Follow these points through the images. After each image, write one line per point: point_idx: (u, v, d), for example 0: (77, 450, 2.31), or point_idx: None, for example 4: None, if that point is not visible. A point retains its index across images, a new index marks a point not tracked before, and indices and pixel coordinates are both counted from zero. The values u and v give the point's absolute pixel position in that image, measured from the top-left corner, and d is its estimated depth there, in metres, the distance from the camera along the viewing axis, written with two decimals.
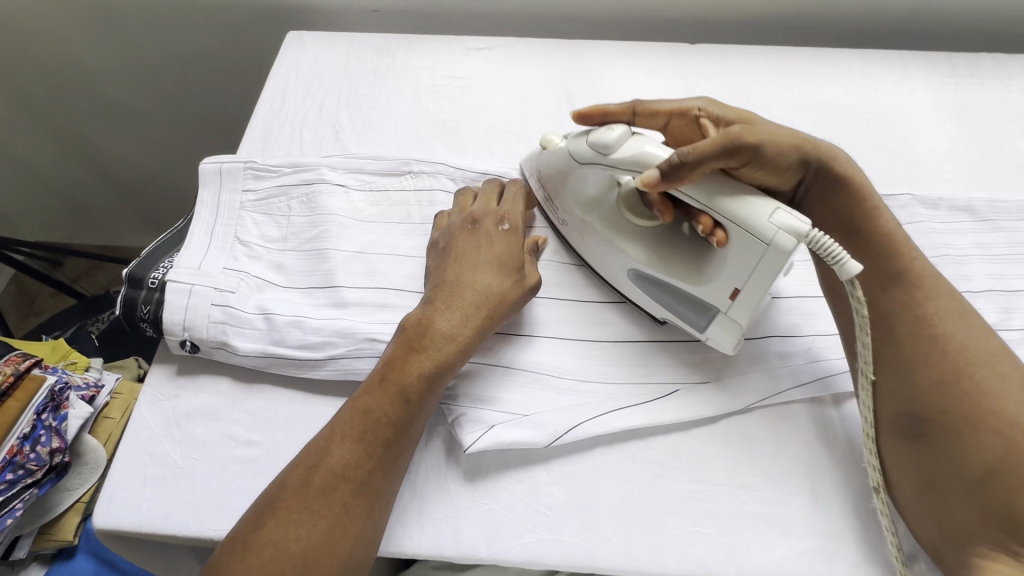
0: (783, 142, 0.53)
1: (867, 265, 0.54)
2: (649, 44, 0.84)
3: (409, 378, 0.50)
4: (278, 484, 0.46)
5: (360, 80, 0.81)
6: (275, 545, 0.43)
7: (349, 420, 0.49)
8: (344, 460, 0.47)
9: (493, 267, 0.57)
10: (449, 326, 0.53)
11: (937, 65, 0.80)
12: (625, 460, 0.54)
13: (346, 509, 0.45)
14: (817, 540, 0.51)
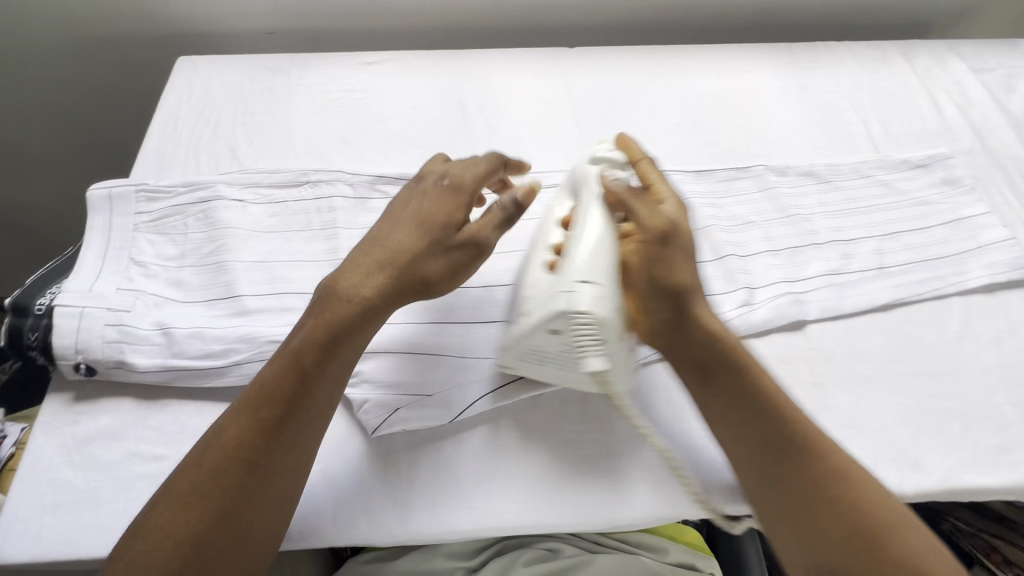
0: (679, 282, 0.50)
1: (765, 421, 0.49)
2: (531, 50, 0.91)
3: (304, 345, 0.48)
4: (177, 469, 0.46)
5: (255, 99, 0.83)
6: (164, 528, 0.43)
7: (246, 392, 0.48)
8: (236, 438, 0.46)
9: (416, 217, 0.52)
10: (348, 285, 0.50)
11: (780, 54, 0.91)
12: (527, 427, 0.58)
13: (240, 488, 0.45)
14: (699, 474, 0.56)
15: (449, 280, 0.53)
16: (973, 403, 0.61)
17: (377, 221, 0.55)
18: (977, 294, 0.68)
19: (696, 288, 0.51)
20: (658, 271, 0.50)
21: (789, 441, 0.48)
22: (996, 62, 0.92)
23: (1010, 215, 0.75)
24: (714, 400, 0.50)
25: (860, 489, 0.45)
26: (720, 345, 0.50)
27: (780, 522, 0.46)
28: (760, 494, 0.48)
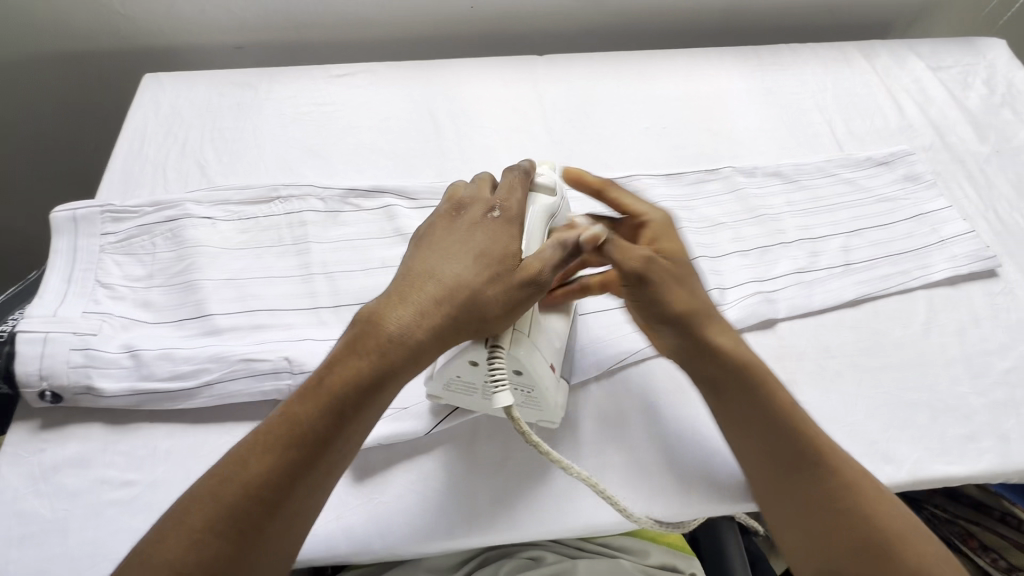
0: (684, 306, 0.52)
1: (773, 427, 0.50)
2: (502, 58, 0.92)
3: (344, 386, 0.45)
4: (184, 499, 0.43)
5: (223, 114, 0.82)
6: (170, 566, 0.40)
7: (273, 426, 0.44)
8: (261, 481, 0.42)
9: (468, 252, 0.50)
10: (393, 318, 0.46)
11: (745, 57, 0.93)
12: (503, 435, 0.59)
13: (258, 531, 0.42)
14: (674, 475, 0.57)
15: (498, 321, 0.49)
16: (939, 394, 0.62)
17: (420, 245, 0.52)
18: (941, 286, 0.70)
19: (700, 310, 0.53)
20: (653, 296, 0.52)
21: (796, 453, 0.49)
22: (953, 59, 0.94)
23: (970, 208, 0.77)
24: (727, 409, 0.52)
25: (861, 492, 0.48)
26: (727, 362, 0.52)
27: (792, 521, 0.49)
28: (771, 494, 0.50)
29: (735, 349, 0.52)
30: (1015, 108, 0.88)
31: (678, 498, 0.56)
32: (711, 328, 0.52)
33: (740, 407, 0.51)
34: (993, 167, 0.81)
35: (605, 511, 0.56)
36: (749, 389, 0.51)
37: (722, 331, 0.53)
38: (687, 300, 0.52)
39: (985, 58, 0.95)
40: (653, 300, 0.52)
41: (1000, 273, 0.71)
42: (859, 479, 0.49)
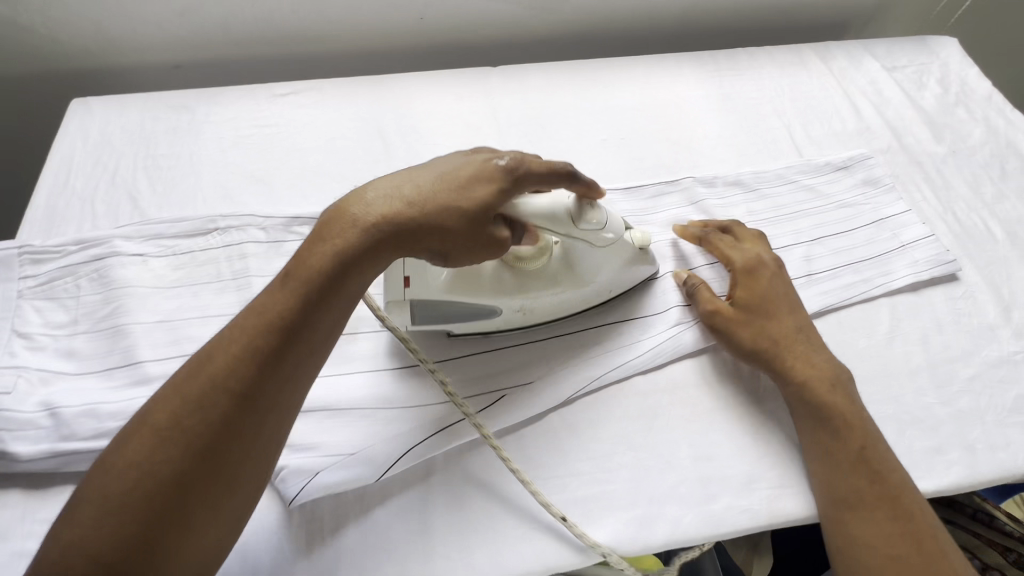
0: (773, 332, 0.60)
1: (851, 458, 0.54)
2: (455, 71, 0.88)
3: (309, 280, 0.45)
4: (148, 404, 0.43)
5: (158, 140, 0.78)
6: (139, 466, 0.40)
7: (236, 325, 0.45)
8: (225, 370, 0.43)
9: (445, 178, 0.50)
10: (357, 216, 0.47)
11: (703, 62, 0.91)
12: (458, 477, 0.56)
13: (226, 424, 0.42)
14: (639, 508, 0.55)
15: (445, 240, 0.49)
16: (905, 406, 0.61)
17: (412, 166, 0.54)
18: (904, 292, 0.69)
19: (787, 340, 0.60)
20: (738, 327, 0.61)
21: (864, 493, 0.52)
22: (907, 59, 0.94)
23: (929, 211, 0.76)
24: (808, 433, 0.57)
25: (920, 529, 0.51)
26: (822, 385, 0.57)
27: (850, 546, 0.51)
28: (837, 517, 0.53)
29: (818, 376, 0.58)
30: (969, 107, 0.88)
31: (643, 532, 0.54)
32: (783, 358, 0.59)
33: (818, 435, 0.56)
34: (950, 168, 0.80)
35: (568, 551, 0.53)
36: (828, 422, 0.56)
37: (801, 359, 0.59)
38: (764, 334, 0.60)
39: (938, 57, 0.95)
40: (737, 332, 0.60)
41: (961, 276, 0.70)
42: (924, 529, 0.51)
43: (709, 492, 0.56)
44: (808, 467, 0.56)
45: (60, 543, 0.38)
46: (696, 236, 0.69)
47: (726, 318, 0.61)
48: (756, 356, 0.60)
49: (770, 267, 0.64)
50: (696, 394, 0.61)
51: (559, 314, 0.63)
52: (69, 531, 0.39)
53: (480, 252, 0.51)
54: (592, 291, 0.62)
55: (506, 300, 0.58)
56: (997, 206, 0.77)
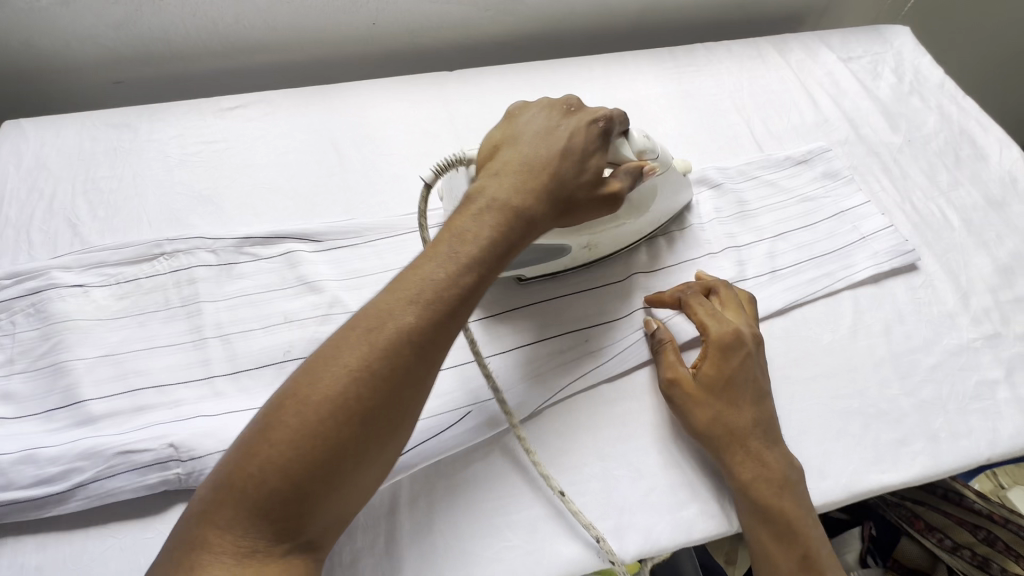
0: (728, 420, 0.55)
1: (782, 530, 0.52)
2: (409, 77, 0.86)
3: (480, 244, 0.47)
4: (329, 343, 0.42)
5: (98, 162, 0.74)
6: (329, 400, 0.40)
7: (411, 276, 0.45)
8: (412, 323, 0.43)
9: (570, 142, 0.54)
10: (514, 188, 0.50)
11: (662, 59, 0.91)
12: (427, 498, 0.54)
13: (408, 374, 0.42)
14: (612, 520, 0.54)
15: (573, 209, 0.53)
16: (870, 398, 0.61)
17: (512, 128, 0.56)
18: (866, 284, 0.69)
19: (744, 429, 0.55)
20: (693, 410, 0.56)
21: (790, 563, 0.52)
22: (863, 49, 0.95)
23: (888, 200, 0.77)
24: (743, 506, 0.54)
25: None
26: (762, 467, 0.54)
27: None
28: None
29: (766, 460, 0.54)
30: (923, 95, 0.89)
31: (616, 544, 0.53)
32: (733, 451, 0.55)
33: (752, 511, 0.53)
34: (907, 156, 0.81)
35: (541, 569, 0.52)
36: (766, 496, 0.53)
37: (750, 460, 0.54)
38: (719, 422, 0.55)
39: (892, 46, 0.96)
40: (692, 414, 0.56)
41: (920, 265, 0.71)
42: None
43: (681, 499, 0.56)
44: (755, 561, 0.54)
45: (249, 460, 0.39)
46: (675, 295, 0.64)
47: (680, 391, 0.57)
48: (705, 439, 0.56)
49: (747, 346, 0.58)
50: (666, 398, 0.61)
51: (618, 248, 0.67)
52: (262, 451, 0.39)
53: (597, 210, 0.55)
54: (646, 221, 0.67)
55: (579, 240, 0.61)
56: (952, 193, 0.78)
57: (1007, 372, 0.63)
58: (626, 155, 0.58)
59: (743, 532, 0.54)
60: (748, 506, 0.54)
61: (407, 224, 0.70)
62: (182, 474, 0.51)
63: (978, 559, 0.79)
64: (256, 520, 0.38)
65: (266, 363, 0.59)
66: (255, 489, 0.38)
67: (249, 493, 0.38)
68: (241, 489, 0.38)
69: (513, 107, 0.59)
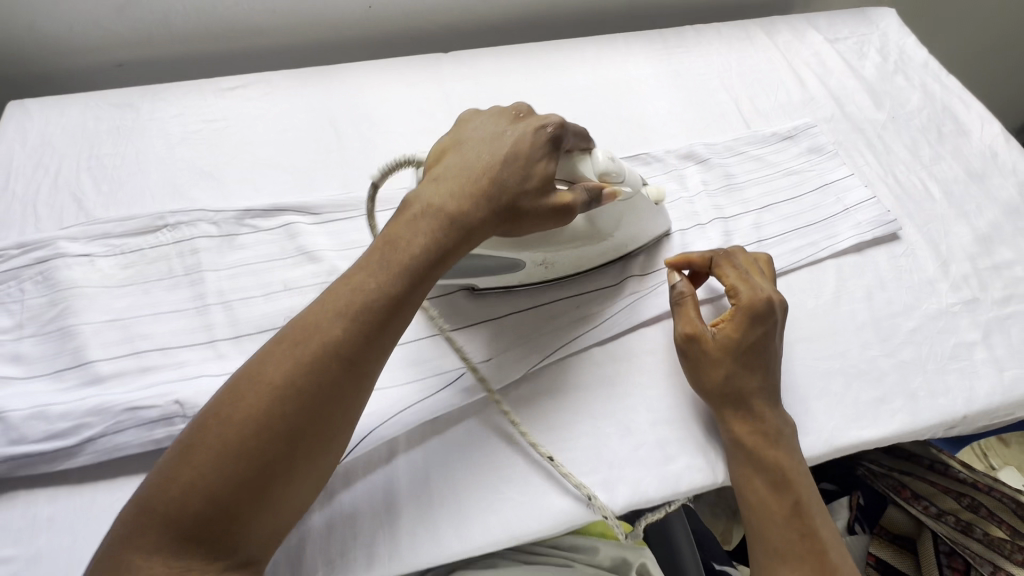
0: (742, 382, 0.57)
1: (773, 479, 0.55)
2: (404, 59, 0.88)
3: (409, 255, 0.47)
4: (257, 362, 0.43)
5: (101, 140, 0.76)
6: (252, 419, 0.41)
7: (339, 294, 0.46)
8: (335, 341, 0.44)
9: (512, 146, 0.52)
10: (447, 200, 0.49)
11: (652, 41, 0.93)
12: (428, 454, 0.57)
13: (333, 389, 0.43)
14: (602, 473, 0.56)
15: (515, 220, 0.51)
16: (852, 360, 0.63)
17: (456, 137, 0.55)
18: (849, 253, 0.71)
19: (749, 386, 0.57)
20: (708, 370, 0.58)
21: (781, 511, 0.54)
22: (849, 31, 0.97)
23: (871, 174, 0.79)
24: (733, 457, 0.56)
25: (827, 553, 0.52)
26: (753, 423, 0.56)
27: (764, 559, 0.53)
28: (757, 531, 0.54)
29: (760, 415, 0.56)
30: (907, 74, 0.91)
31: (605, 496, 0.55)
32: (734, 408, 0.57)
33: (743, 462, 0.56)
34: (890, 132, 0.83)
35: (535, 519, 0.54)
36: (756, 447, 0.55)
37: (748, 415, 0.57)
38: (733, 383, 0.57)
39: (878, 28, 0.98)
40: (704, 373, 0.58)
41: (902, 235, 0.73)
42: (829, 550, 0.52)
43: (670, 453, 0.58)
44: (744, 515, 0.56)
45: (175, 480, 0.40)
46: (707, 256, 0.63)
47: (697, 347, 0.58)
48: (709, 395, 0.58)
49: (772, 317, 0.58)
50: (653, 360, 0.63)
51: (577, 268, 0.66)
52: (187, 471, 0.40)
53: (544, 221, 0.53)
54: (609, 247, 0.65)
55: (530, 255, 0.60)
56: (934, 166, 0.80)
57: (985, 334, 0.66)
58: (580, 171, 0.56)
59: (734, 484, 0.56)
60: (741, 457, 0.56)
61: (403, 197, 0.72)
62: None
63: (961, 524, 0.81)
64: (182, 539, 0.39)
65: (267, 328, 0.61)
66: (179, 509, 0.39)
67: (174, 513, 0.39)
68: (166, 508, 0.39)
69: (464, 113, 0.58)
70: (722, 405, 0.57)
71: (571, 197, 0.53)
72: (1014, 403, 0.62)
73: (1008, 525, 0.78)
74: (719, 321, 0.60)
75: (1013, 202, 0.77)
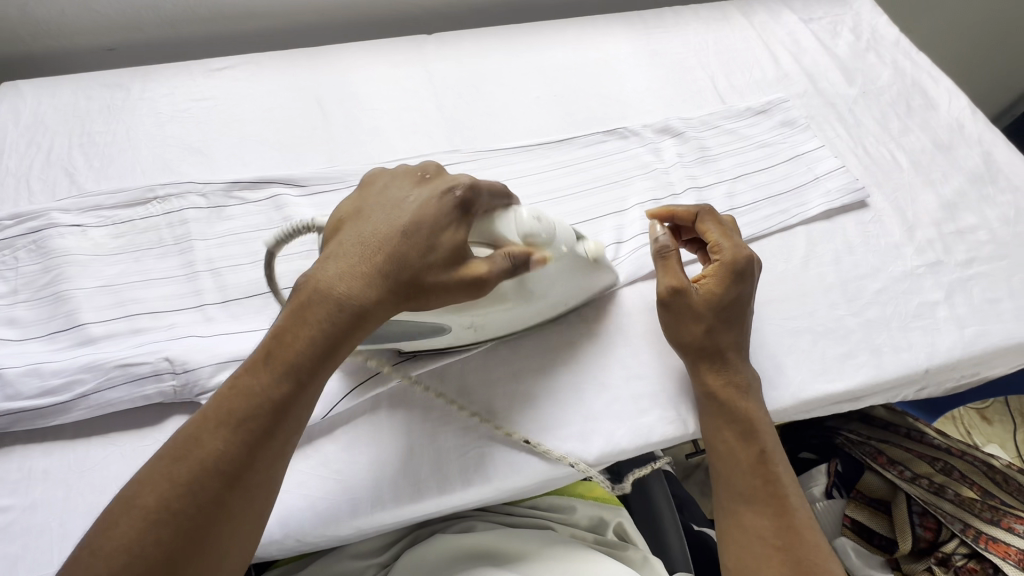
0: (719, 337, 0.59)
1: (739, 428, 0.57)
2: (390, 41, 0.90)
3: (298, 351, 0.44)
4: (133, 484, 0.40)
5: (93, 118, 0.78)
6: (121, 553, 0.37)
7: (224, 398, 0.43)
8: (219, 452, 0.41)
9: (412, 214, 0.48)
10: (343, 280, 0.46)
11: (631, 22, 0.95)
12: (405, 412, 0.59)
13: (218, 505, 0.40)
14: (576, 426, 0.59)
15: (427, 289, 0.47)
16: (818, 318, 0.66)
17: (357, 203, 0.51)
18: (818, 220, 0.74)
19: (722, 340, 0.59)
20: (688, 320, 0.59)
21: (745, 458, 0.56)
22: (823, 11, 1.00)
23: (842, 146, 0.81)
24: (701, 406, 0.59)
25: (787, 495, 0.55)
26: (723, 376, 0.58)
27: (729, 502, 0.56)
28: (722, 476, 0.57)
29: (728, 369, 0.59)
30: (879, 52, 0.94)
31: (579, 447, 0.58)
32: (705, 361, 0.59)
33: (713, 410, 0.58)
34: (860, 107, 0.86)
35: (510, 470, 0.57)
36: (724, 399, 0.58)
37: (719, 368, 0.59)
38: (710, 338, 0.59)
39: (851, 8, 1.01)
40: (683, 323, 0.60)
41: (870, 202, 0.75)
42: (790, 494, 0.55)
43: (642, 406, 0.60)
44: (711, 460, 0.58)
45: None
46: (692, 211, 0.64)
47: (685, 302, 0.59)
48: (684, 348, 0.60)
49: (749, 275, 0.60)
50: (626, 321, 0.65)
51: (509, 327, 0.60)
52: None
53: (455, 294, 0.48)
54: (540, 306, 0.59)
55: (453, 319, 0.54)
56: (902, 138, 0.82)
57: (947, 294, 0.68)
58: (496, 231, 0.51)
59: (704, 432, 0.59)
60: (710, 407, 0.58)
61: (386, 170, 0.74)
62: (176, 385, 0.55)
63: (935, 486, 0.83)
64: None
65: (254, 293, 0.63)
66: None
67: None
68: None
69: (368, 173, 0.55)
70: (697, 359, 0.59)
71: (484, 267, 0.48)
72: (974, 357, 0.65)
73: (979, 486, 0.82)
74: (703, 275, 0.61)
75: (978, 171, 0.79)
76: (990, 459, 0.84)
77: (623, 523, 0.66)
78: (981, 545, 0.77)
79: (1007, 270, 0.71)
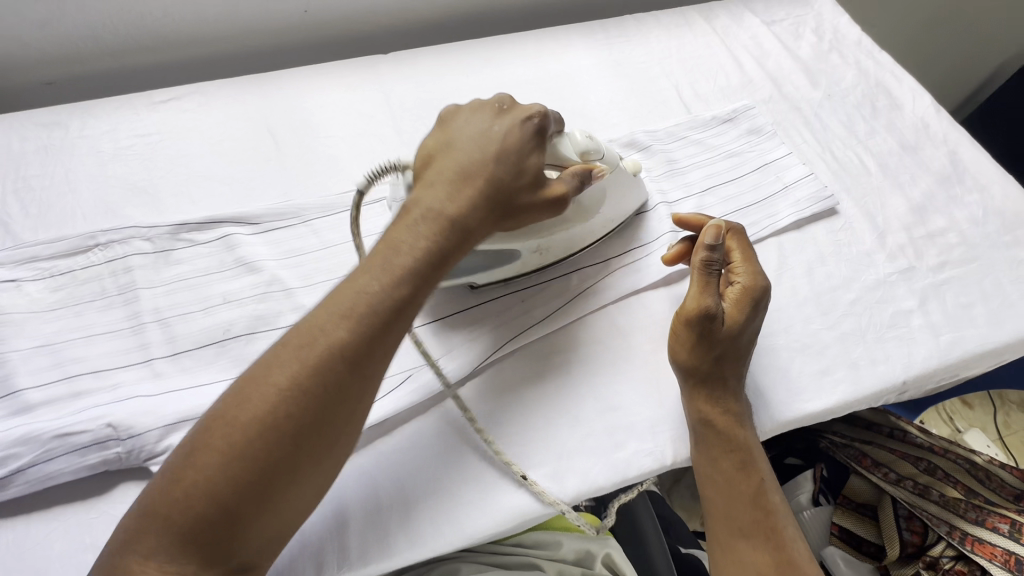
0: (730, 361, 0.58)
1: (735, 459, 0.56)
2: (343, 62, 0.87)
3: (413, 260, 0.47)
4: (261, 365, 0.43)
5: (27, 160, 0.73)
6: (259, 420, 0.41)
7: (342, 295, 0.45)
8: (343, 343, 0.44)
9: (506, 145, 0.52)
10: (449, 196, 0.49)
11: (592, 32, 0.93)
12: (382, 460, 0.56)
13: (341, 392, 0.43)
14: (552, 462, 0.57)
15: (514, 208, 0.52)
16: (794, 334, 0.64)
17: (455, 125, 0.54)
18: (789, 231, 0.72)
19: (726, 367, 0.57)
20: (709, 343, 0.57)
21: (740, 489, 0.55)
22: (785, 13, 0.98)
23: (810, 152, 0.80)
24: (696, 436, 0.57)
25: (780, 527, 0.54)
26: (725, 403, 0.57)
27: (723, 536, 0.55)
28: (717, 509, 0.56)
29: (728, 397, 0.57)
30: (842, 52, 0.93)
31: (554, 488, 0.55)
32: (706, 389, 0.57)
33: (712, 441, 0.56)
34: (827, 110, 0.85)
35: (487, 518, 0.54)
36: (723, 430, 0.56)
37: (718, 396, 0.57)
38: (719, 364, 0.57)
39: (812, 9, 1.00)
40: (705, 345, 0.57)
41: (840, 209, 0.74)
42: (784, 527, 0.55)
43: (620, 440, 0.58)
44: (704, 491, 0.57)
45: (181, 483, 0.40)
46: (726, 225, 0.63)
47: (716, 325, 0.56)
48: (685, 375, 0.58)
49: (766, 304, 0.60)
50: (600, 350, 0.63)
51: (571, 250, 0.66)
52: (193, 472, 0.40)
53: (541, 211, 0.54)
54: (595, 225, 0.66)
55: (526, 244, 0.60)
56: (869, 141, 0.82)
57: (921, 301, 0.67)
58: (566, 154, 0.58)
59: (694, 465, 0.57)
60: (711, 440, 0.56)
61: (343, 202, 0.71)
62: (122, 452, 0.52)
63: (919, 488, 0.82)
64: (184, 544, 0.39)
65: (206, 343, 0.60)
66: (184, 514, 0.40)
67: (178, 517, 0.40)
68: (167, 514, 0.40)
69: (445, 111, 0.57)
70: (705, 382, 0.57)
71: (565, 187, 0.55)
72: (950, 366, 0.64)
73: (963, 484, 0.79)
74: (726, 294, 0.60)
75: (944, 171, 0.79)
76: (973, 456, 0.78)
77: (610, 554, 0.64)
78: (967, 547, 0.76)
79: (978, 273, 0.70)
